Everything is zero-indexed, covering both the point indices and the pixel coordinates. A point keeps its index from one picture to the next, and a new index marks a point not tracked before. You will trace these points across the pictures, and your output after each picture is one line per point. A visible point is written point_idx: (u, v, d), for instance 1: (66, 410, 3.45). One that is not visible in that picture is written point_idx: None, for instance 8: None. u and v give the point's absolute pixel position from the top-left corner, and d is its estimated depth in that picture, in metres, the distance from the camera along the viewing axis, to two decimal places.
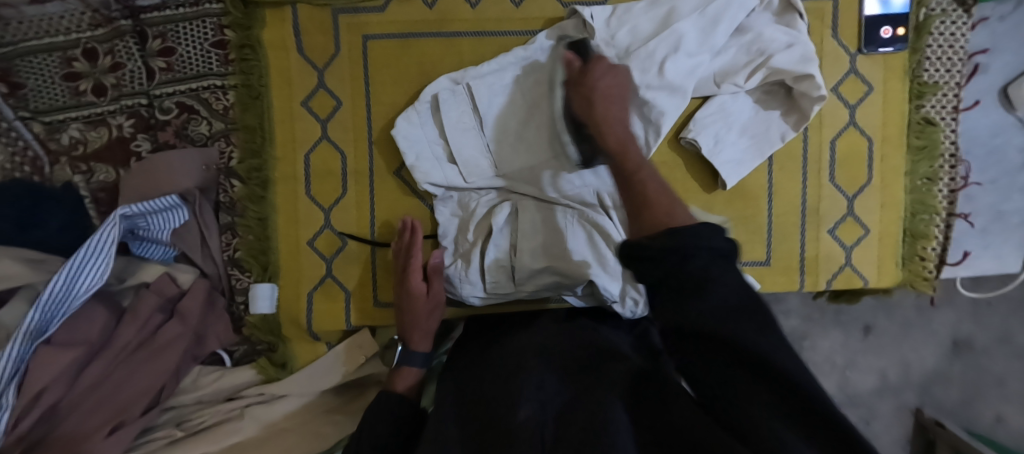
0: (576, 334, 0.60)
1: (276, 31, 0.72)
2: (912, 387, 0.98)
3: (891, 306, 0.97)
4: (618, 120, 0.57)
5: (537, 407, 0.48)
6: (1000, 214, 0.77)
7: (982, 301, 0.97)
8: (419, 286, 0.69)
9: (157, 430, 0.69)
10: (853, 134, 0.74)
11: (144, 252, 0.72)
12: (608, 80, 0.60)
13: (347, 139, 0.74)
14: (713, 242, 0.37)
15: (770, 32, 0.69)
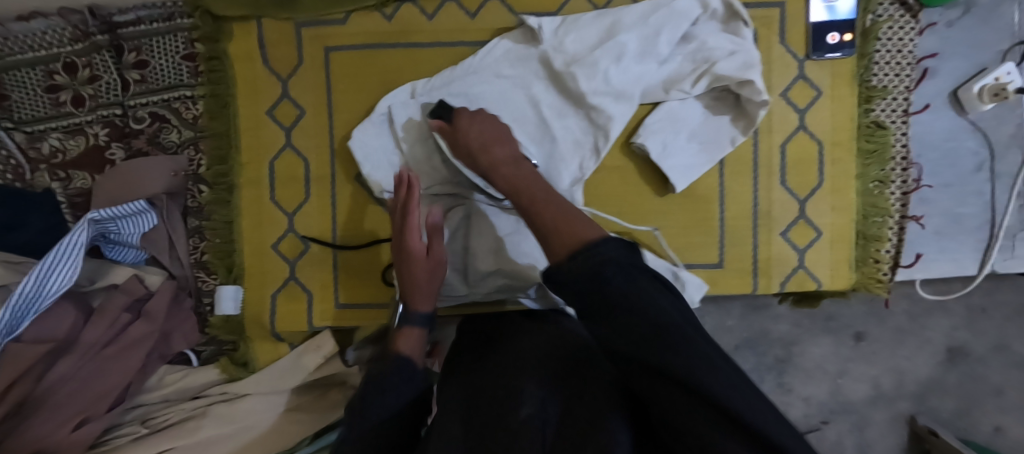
0: (555, 333, 0.60)
1: (242, 43, 0.76)
2: (905, 395, 0.97)
3: (883, 313, 0.96)
4: (500, 165, 0.63)
5: (537, 405, 0.47)
6: (956, 217, 0.77)
7: (977, 307, 0.95)
8: (418, 244, 0.66)
9: (123, 427, 0.73)
10: (802, 138, 0.75)
11: (116, 255, 0.76)
12: (484, 133, 0.66)
13: (310, 146, 0.77)
14: (626, 275, 0.43)
15: (713, 42, 0.72)
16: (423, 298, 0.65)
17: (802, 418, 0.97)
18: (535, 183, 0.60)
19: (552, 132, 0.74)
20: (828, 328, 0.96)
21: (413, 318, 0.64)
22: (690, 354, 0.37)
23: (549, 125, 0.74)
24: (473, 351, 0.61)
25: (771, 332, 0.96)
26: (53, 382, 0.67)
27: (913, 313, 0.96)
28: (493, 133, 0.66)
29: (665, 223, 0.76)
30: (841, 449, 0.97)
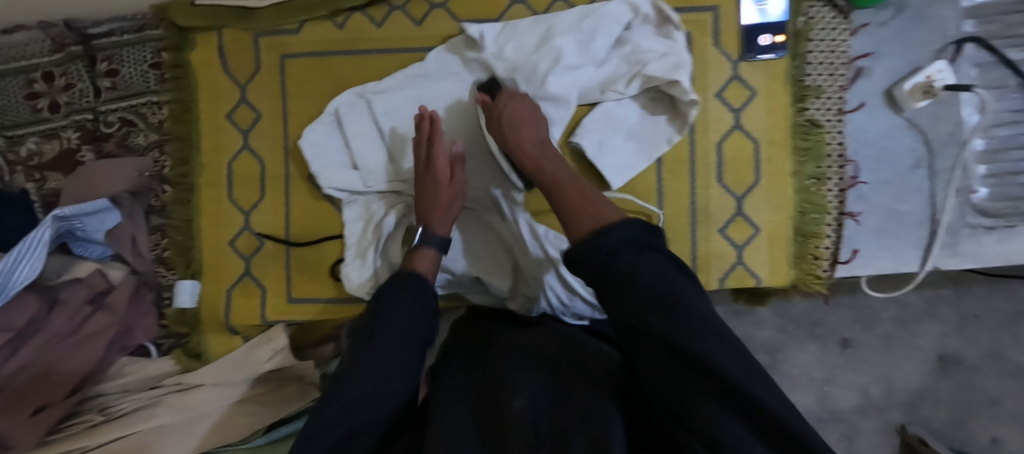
0: (553, 328, 0.62)
1: (203, 53, 0.81)
2: (896, 405, 0.95)
3: (870, 319, 0.95)
4: (530, 143, 0.67)
5: (530, 398, 0.49)
6: (895, 214, 0.77)
7: (969, 314, 0.94)
8: (443, 170, 0.69)
9: (81, 415, 0.76)
10: (738, 136, 0.77)
11: (82, 251, 0.80)
12: (524, 111, 0.69)
13: (266, 147, 0.81)
14: (654, 264, 0.45)
15: (647, 45, 0.74)
16: (443, 220, 0.68)
17: None
18: (557, 165, 0.64)
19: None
20: (813, 334, 0.96)
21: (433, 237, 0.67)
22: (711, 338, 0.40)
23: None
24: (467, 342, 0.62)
25: (753, 337, 0.97)
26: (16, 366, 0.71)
27: (902, 320, 0.95)
28: (531, 114, 0.70)
29: None
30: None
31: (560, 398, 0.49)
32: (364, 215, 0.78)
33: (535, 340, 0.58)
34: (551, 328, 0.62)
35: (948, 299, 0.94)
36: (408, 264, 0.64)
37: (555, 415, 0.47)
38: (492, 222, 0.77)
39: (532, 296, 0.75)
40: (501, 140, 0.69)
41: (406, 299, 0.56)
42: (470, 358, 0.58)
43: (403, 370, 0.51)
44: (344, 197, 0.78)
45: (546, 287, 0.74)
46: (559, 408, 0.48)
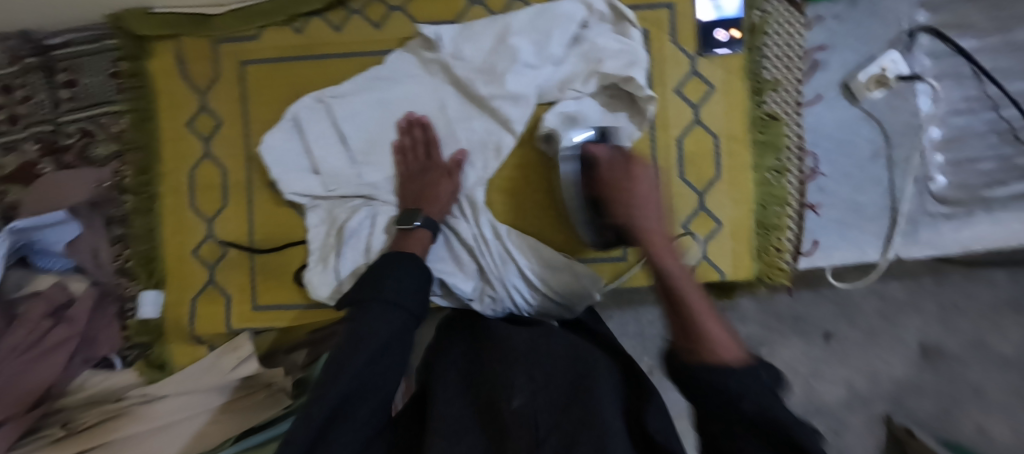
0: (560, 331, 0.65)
1: (163, 62, 0.80)
2: (882, 396, 0.96)
3: (853, 313, 0.96)
4: (649, 225, 0.56)
5: (530, 396, 0.51)
6: (855, 205, 0.77)
7: (952, 305, 0.94)
8: (440, 169, 0.74)
9: (43, 429, 0.74)
10: (698, 131, 0.77)
11: (45, 264, 0.78)
12: (644, 184, 0.59)
13: (227, 155, 0.80)
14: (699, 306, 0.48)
15: (603, 42, 0.75)
16: (440, 207, 0.73)
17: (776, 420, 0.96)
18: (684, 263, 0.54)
19: (457, 135, 0.77)
20: (796, 329, 0.96)
21: (429, 220, 0.70)
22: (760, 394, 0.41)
23: (453, 128, 0.77)
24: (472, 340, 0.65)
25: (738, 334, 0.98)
26: None
27: (886, 313, 0.96)
28: (649, 187, 0.59)
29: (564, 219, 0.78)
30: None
31: (561, 402, 0.51)
32: (327, 220, 0.77)
33: (540, 341, 0.60)
34: (548, 327, 0.66)
35: (930, 288, 0.95)
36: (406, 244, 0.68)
37: (557, 412, 0.50)
38: (455, 224, 0.76)
39: (498, 296, 0.75)
40: (620, 207, 0.58)
41: (405, 273, 0.63)
42: (476, 366, 0.60)
43: (403, 336, 0.59)
44: (306, 203, 0.77)
45: (512, 288, 0.75)
46: (560, 408, 0.51)
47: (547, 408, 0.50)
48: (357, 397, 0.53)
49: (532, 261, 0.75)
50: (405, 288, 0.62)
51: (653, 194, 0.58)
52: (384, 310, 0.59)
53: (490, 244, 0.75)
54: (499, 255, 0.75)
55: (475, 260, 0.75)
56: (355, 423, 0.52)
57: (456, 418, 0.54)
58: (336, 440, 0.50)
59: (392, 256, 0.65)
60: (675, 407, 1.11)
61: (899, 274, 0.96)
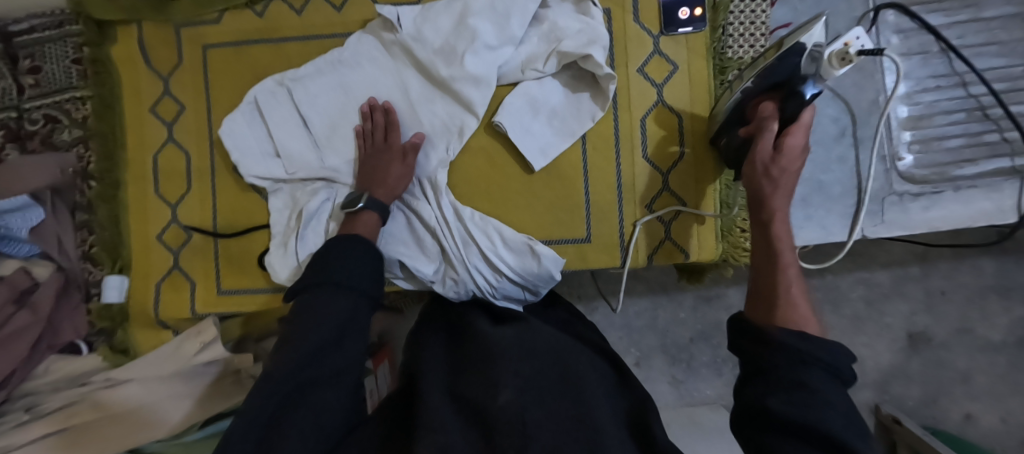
0: (549, 334, 0.65)
1: (124, 47, 0.80)
2: (869, 383, 1.02)
3: (839, 300, 1.01)
4: (782, 194, 0.57)
5: (516, 392, 0.52)
6: (820, 185, 0.76)
7: (936, 290, 1.00)
8: (396, 152, 0.73)
9: (6, 415, 0.75)
10: (661, 111, 0.77)
11: (9, 249, 0.77)
12: (792, 157, 0.58)
13: (190, 140, 0.80)
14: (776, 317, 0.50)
15: (565, 22, 0.74)
16: (388, 192, 0.71)
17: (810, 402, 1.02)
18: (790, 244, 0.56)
19: (421, 117, 0.77)
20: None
21: (375, 202, 0.70)
22: (782, 356, 0.45)
23: (417, 111, 0.77)
24: (457, 339, 0.66)
25: (723, 322, 1.09)
26: None
27: (870, 300, 1.02)
28: (794, 165, 0.58)
29: (526, 200, 0.77)
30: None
31: (547, 401, 0.52)
32: (291, 202, 0.77)
33: (527, 339, 0.62)
34: (527, 322, 0.67)
35: (916, 276, 1.01)
36: (353, 227, 0.68)
37: (541, 409, 0.51)
38: (416, 206, 0.75)
39: (460, 278, 0.74)
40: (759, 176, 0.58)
41: (356, 256, 0.62)
42: (462, 363, 0.60)
43: (357, 319, 0.58)
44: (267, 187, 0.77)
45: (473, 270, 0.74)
46: (543, 407, 0.51)
47: (535, 403, 0.51)
48: (315, 385, 0.53)
49: (494, 243, 0.74)
50: (363, 274, 0.61)
51: (795, 170, 0.58)
52: (335, 296, 0.58)
53: (451, 226, 0.74)
54: (460, 238, 0.75)
55: (436, 243, 0.75)
56: (318, 409, 0.52)
57: (442, 413, 0.52)
58: (291, 427, 0.49)
59: (341, 241, 0.64)
60: (661, 398, 1.11)
61: (886, 263, 1.01)
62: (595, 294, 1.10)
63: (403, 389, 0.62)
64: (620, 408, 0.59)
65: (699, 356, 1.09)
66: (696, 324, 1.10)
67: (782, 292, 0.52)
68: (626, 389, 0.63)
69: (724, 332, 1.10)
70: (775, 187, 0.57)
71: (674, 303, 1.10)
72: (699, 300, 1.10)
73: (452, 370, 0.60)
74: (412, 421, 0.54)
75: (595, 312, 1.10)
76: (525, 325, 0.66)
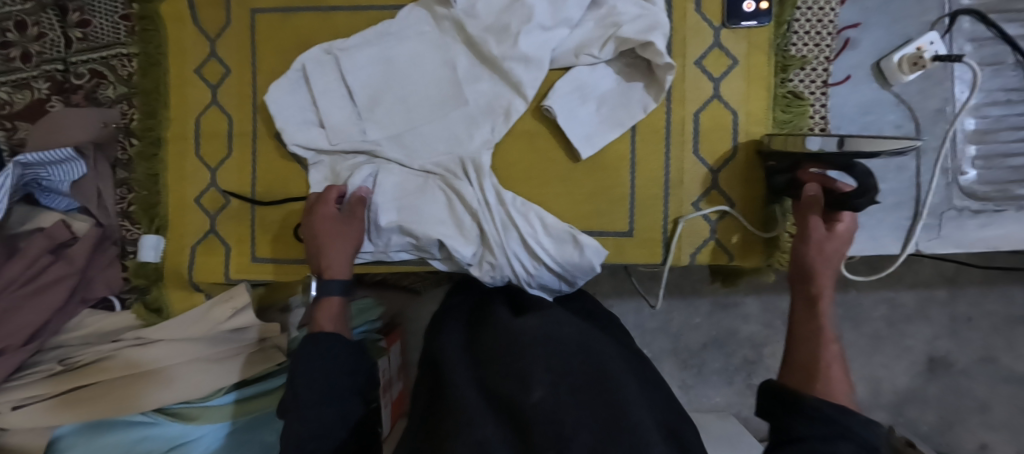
0: (577, 327, 0.64)
1: (173, 5, 0.79)
2: (884, 406, 1.03)
3: (860, 319, 1.02)
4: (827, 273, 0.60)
5: (549, 389, 0.51)
6: None
7: (962, 316, 1.00)
8: (330, 211, 0.71)
9: (39, 364, 0.76)
10: (716, 107, 0.74)
11: (49, 202, 0.79)
12: (836, 241, 0.62)
13: (233, 104, 0.79)
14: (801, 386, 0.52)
15: (628, 6, 0.71)
16: (338, 264, 0.69)
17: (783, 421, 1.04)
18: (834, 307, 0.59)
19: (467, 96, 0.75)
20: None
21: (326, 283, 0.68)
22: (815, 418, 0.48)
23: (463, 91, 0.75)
24: (482, 330, 0.65)
25: (739, 331, 1.08)
26: None
27: (892, 321, 1.02)
28: (838, 251, 0.61)
29: (569, 188, 0.75)
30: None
31: (580, 395, 0.51)
32: (330, 176, 0.76)
33: (553, 331, 0.61)
34: (553, 313, 0.66)
35: (942, 300, 1.00)
36: (315, 322, 0.66)
37: (575, 404, 0.50)
38: (458, 187, 0.74)
39: (497, 264, 0.73)
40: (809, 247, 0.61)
41: (320, 363, 0.59)
42: (490, 354, 0.59)
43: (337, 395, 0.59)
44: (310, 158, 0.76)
45: (512, 256, 0.73)
46: (577, 401, 0.50)
47: (567, 399, 0.50)
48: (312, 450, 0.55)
49: (536, 230, 0.73)
50: (335, 381, 0.59)
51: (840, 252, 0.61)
52: (319, 409, 0.57)
53: (493, 209, 0.73)
54: (501, 221, 0.73)
55: (476, 226, 0.73)
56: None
57: (476, 405, 0.52)
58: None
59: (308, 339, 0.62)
60: None
61: (913, 283, 1.00)
62: (610, 292, 1.08)
63: (429, 385, 0.62)
64: (655, 403, 0.57)
65: (710, 363, 1.08)
66: (710, 330, 1.08)
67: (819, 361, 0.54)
68: (657, 391, 0.61)
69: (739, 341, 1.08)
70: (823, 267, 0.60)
71: (690, 308, 1.07)
72: (715, 307, 1.08)
73: (481, 363, 0.59)
74: (444, 412, 0.53)
75: (608, 309, 1.09)
76: (555, 317, 0.65)
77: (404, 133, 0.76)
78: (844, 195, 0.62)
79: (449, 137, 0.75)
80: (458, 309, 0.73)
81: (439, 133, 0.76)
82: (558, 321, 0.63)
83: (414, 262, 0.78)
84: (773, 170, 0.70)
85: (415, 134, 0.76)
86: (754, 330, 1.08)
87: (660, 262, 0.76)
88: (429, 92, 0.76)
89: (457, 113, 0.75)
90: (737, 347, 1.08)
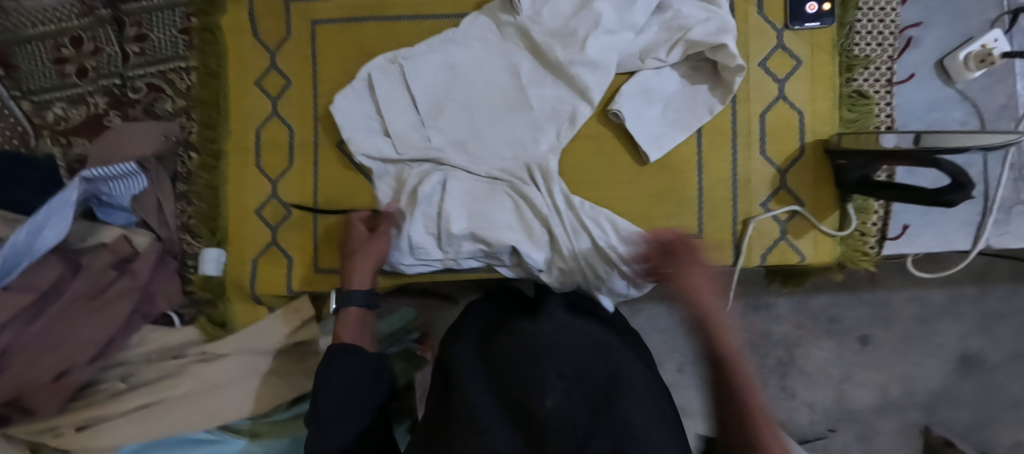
0: (589, 327, 0.62)
1: (232, 16, 0.79)
2: (917, 405, 1.03)
3: (890, 318, 1.02)
4: (725, 318, 0.42)
5: (563, 394, 0.49)
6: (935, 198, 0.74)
7: (993, 313, 1.01)
8: (359, 228, 0.74)
9: (104, 383, 0.75)
10: (782, 107, 0.74)
11: (106, 217, 0.78)
12: (701, 265, 0.45)
13: (294, 114, 0.79)
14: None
15: (695, 9, 0.72)
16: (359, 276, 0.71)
17: (809, 425, 1.04)
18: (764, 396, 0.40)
19: (531, 102, 0.75)
20: (832, 331, 1.03)
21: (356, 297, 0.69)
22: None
23: (526, 96, 0.75)
24: (492, 333, 0.62)
25: (772, 333, 1.04)
26: (38, 330, 0.68)
27: (923, 319, 1.02)
28: (712, 288, 0.44)
29: (636, 191, 0.75)
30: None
31: (594, 401, 0.49)
32: (396, 186, 0.75)
33: (568, 335, 0.57)
34: (565, 314, 0.63)
35: (971, 297, 1.01)
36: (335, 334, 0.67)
37: (590, 413, 0.47)
38: (527, 192, 0.73)
39: (568, 269, 0.72)
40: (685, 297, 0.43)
41: (346, 372, 0.58)
42: (502, 357, 0.56)
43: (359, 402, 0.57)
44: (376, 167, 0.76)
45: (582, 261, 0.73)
46: (593, 408, 0.48)
47: (582, 408, 0.48)
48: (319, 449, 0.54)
49: (606, 234, 0.72)
50: (361, 391, 0.58)
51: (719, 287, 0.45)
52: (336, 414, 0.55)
53: (563, 214, 0.72)
54: (571, 226, 0.73)
55: (547, 231, 0.73)
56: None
57: (488, 410, 0.49)
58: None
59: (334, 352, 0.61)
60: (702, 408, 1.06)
61: (942, 281, 1.01)
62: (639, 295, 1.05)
63: (437, 392, 0.58)
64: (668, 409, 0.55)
65: None
66: (741, 332, 1.05)
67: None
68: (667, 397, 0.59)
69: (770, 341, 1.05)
70: (723, 316, 0.42)
71: None
72: (745, 308, 1.05)
73: (490, 365, 0.56)
74: (454, 416, 0.50)
75: (637, 314, 1.05)
76: (566, 318, 0.62)
77: (468, 139, 0.75)
78: (932, 192, 0.61)
79: (515, 142, 0.75)
80: (473, 320, 0.68)
81: (502, 139, 0.75)
82: (570, 323, 0.61)
83: (479, 269, 0.77)
84: (843, 168, 0.71)
85: (479, 140, 0.75)
86: (786, 331, 1.04)
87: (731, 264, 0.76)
88: (492, 98, 0.75)
89: (520, 119, 0.75)
90: (769, 349, 1.05)
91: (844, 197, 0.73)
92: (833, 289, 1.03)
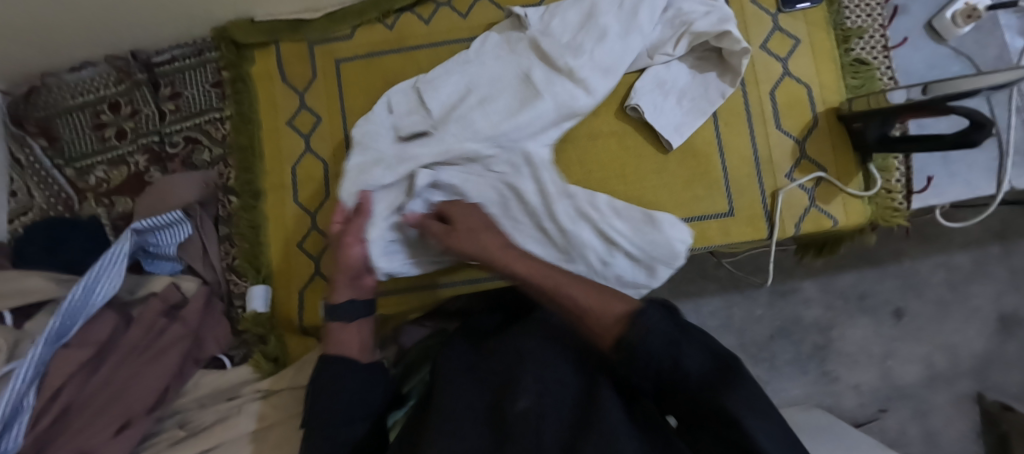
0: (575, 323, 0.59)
1: (263, 65, 0.84)
2: (965, 373, 1.01)
3: (921, 286, 1.03)
4: (496, 245, 0.63)
5: (536, 398, 0.48)
6: (945, 156, 0.77)
7: (1020, 269, 1.01)
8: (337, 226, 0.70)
9: (161, 434, 0.72)
10: (789, 83, 0.78)
11: (154, 268, 0.81)
12: (464, 211, 0.68)
13: (326, 147, 0.82)
14: (661, 327, 0.45)
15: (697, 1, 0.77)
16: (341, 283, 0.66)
17: (859, 408, 1.02)
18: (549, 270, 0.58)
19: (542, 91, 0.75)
20: (865, 307, 1.03)
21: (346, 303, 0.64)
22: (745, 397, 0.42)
23: (536, 88, 0.75)
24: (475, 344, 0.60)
25: (803, 317, 1.04)
26: (98, 384, 0.68)
27: (953, 284, 1.03)
28: (480, 219, 0.67)
29: (664, 178, 0.78)
30: (908, 437, 1.01)
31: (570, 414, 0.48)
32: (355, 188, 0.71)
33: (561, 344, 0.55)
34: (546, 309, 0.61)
35: (996, 256, 1.02)
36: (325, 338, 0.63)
37: (562, 424, 0.47)
38: (518, 185, 0.74)
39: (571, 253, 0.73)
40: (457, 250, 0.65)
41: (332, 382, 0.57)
42: (485, 365, 0.55)
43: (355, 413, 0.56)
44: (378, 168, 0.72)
45: (585, 244, 0.73)
46: (564, 419, 0.47)
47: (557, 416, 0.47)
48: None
49: (606, 215, 0.74)
50: (356, 409, 0.56)
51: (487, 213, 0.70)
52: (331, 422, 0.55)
53: (557, 203, 0.73)
54: (568, 214, 0.74)
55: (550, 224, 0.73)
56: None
57: (464, 414, 0.50)
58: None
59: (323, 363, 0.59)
60: None
61: (964, 244, 1.02)
62: (666, 296, 1.05)
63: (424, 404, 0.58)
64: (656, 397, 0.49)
65: (781, 354, 1.04)
66: (774, 321, 1.04)
67: (605, 314, 0.49)
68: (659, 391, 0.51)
69: (807, 327, 1.04)
70: (495, 244, 0.63)
71: (749, 300, 1.04)
72: (773, 295, 1.05)
73: (474, 371, 0.55)
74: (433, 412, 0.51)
75: None
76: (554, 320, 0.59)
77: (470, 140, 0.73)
78: (952, 137, 0.64)
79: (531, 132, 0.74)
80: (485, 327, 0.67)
81: (518, 132, 0.73)
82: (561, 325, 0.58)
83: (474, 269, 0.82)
84: (859, 131, 0.74)
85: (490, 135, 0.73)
86: (818, 313, 1.04)
87: (767, 237, 0.78)
88: (490, 101, 0.75)
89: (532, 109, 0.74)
90: (804, 334, 1.04)
91: (864, 160, 0.76)
92: (857, 265, 1.03)
